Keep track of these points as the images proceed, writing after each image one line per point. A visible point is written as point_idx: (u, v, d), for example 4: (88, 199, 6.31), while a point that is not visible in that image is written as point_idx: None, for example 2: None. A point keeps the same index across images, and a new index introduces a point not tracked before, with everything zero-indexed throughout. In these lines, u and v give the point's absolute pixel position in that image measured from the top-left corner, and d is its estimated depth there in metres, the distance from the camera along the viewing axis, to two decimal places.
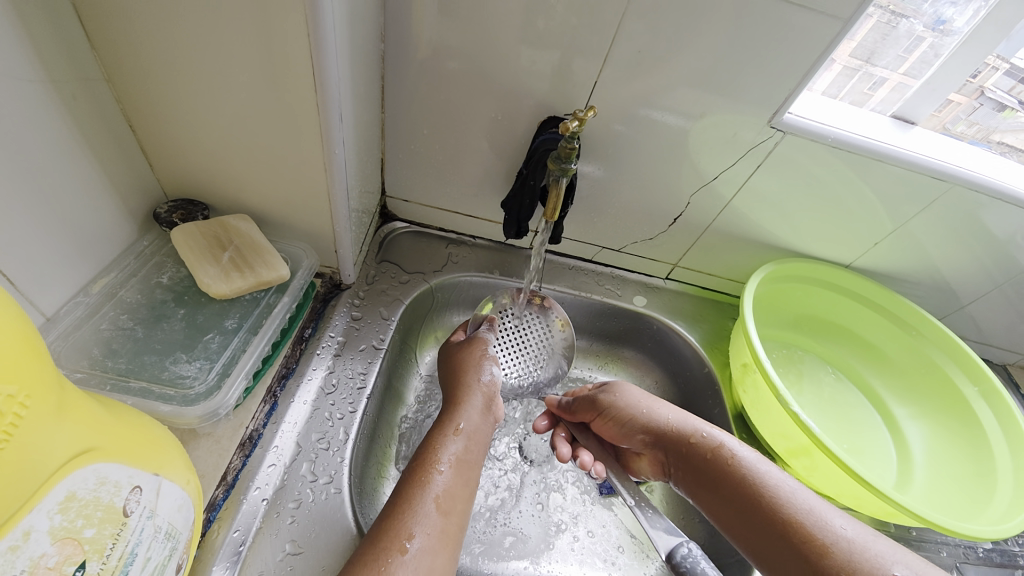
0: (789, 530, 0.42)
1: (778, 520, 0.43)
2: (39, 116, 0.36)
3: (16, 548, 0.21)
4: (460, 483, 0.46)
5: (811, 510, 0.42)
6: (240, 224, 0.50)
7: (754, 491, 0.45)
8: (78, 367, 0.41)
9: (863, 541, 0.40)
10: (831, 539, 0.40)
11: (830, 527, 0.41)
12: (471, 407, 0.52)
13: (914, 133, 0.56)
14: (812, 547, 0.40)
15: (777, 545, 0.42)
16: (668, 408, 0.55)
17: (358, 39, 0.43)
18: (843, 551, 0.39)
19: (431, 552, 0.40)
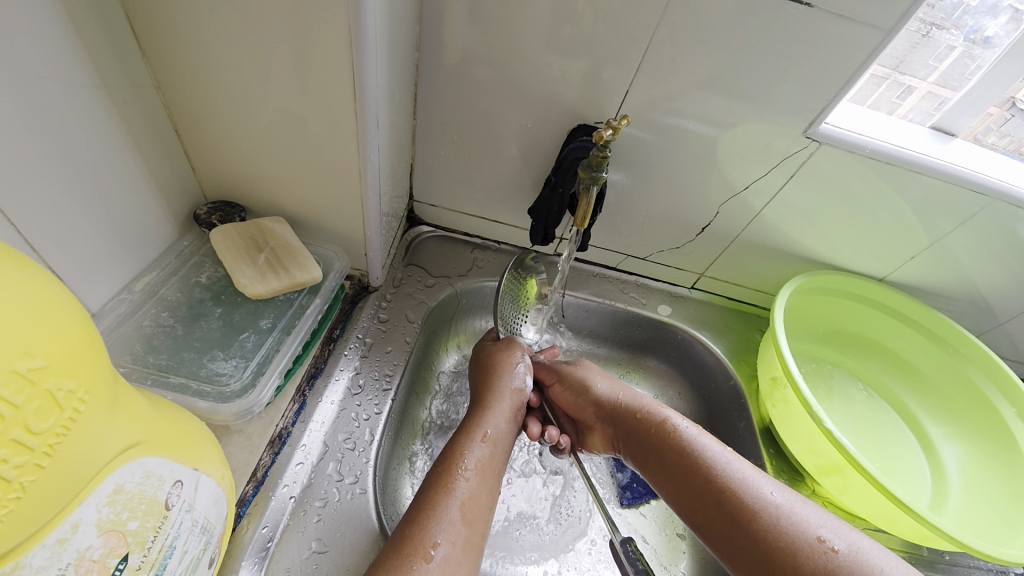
0: (724, 499, 0.42)
1: (714, 489, 0.43)
2: (92, 119, 0.37)
3: (64, 541, 0.22)
4: (483, 491, 0.46)
5: (746, 479, 0.43)
6: (275, 226, 0.51)
7: (694, 461, 0.45)
8: (122, 362, 0.42)
9: (790, 507, 0.41)
10: (761, 507, 0.41)
11: (761, 495, 0.42)
12: (498, 412, 0.52)
13: (954, 145, 0.54)
14: (744, 514, 0.41)
15: (710, 512, 0.43)
16: (618, 382, 0.56)
17: (396, 47, 0.44)
18: (771, 518, 0.40)
19: (455, 561, 0.40)
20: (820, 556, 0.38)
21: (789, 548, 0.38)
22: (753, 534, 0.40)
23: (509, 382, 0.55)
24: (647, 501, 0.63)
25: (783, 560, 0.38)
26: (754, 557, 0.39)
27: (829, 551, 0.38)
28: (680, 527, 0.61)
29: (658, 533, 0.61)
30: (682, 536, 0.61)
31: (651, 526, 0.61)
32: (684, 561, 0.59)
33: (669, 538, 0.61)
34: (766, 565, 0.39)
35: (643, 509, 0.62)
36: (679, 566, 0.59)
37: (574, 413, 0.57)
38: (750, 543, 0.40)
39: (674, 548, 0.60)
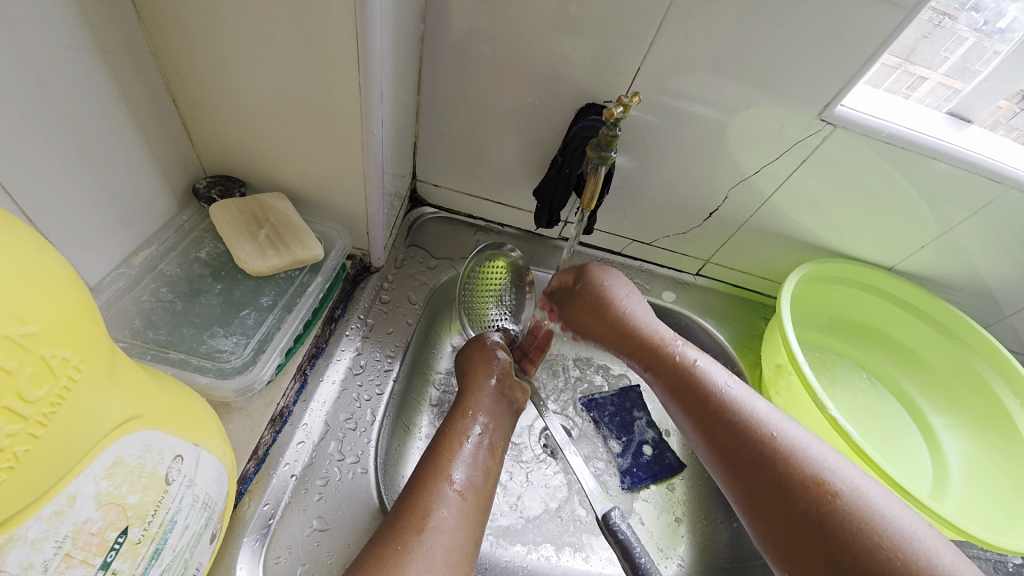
0: (735, 429, 0.46)
1: (726, 421, 0.47)
2: (87, 86, 0.36)
3: (60, 513, 0.21)
4: (480, 466, 0.46)
5: (762, 413, 0.46)
6: (276, 203, 0.50)
7: (709, 393, 0.49)
8: (121, 336, 0.42)
9: (797, 441, 0.44)
10: (766, 438, 0.44)
11: (769, 429, 0.45)
12: (485, 389, 0.53)
13: (970, 132, 0.52)
14: (751, 443, 0.45)
15: (720, 439, 0.46)
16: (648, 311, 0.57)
17: (401, 19, 0.42)
18: (776, 449, 0.43)
19: (449, 531, 0.40)
20: (820, 485, 0.41)
21: (789, 476, 0.42)
22: (759, 462, 0.44)
23: (491, 359, 0.55)
24: (647, 485, 0.63)
25: (783, 486, 0.42)
26: (757, 476, 0.43)
27: (829, 483, 0.41)
28: (679, 511, 0.62)
29: (656, 518, 0.61)
30: (680, 521, 0.61)
31: (652, 510, 0.62)
32: (683, 545, 0.60)
33: (668, 523, 0.61)
34: (767, 489, 0.42)
35: (642, 493, 0.62)
36: (678, 550, 0.59)
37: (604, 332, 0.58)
38: (755, 469, 0.44)
39: (673, 533, 0.60)
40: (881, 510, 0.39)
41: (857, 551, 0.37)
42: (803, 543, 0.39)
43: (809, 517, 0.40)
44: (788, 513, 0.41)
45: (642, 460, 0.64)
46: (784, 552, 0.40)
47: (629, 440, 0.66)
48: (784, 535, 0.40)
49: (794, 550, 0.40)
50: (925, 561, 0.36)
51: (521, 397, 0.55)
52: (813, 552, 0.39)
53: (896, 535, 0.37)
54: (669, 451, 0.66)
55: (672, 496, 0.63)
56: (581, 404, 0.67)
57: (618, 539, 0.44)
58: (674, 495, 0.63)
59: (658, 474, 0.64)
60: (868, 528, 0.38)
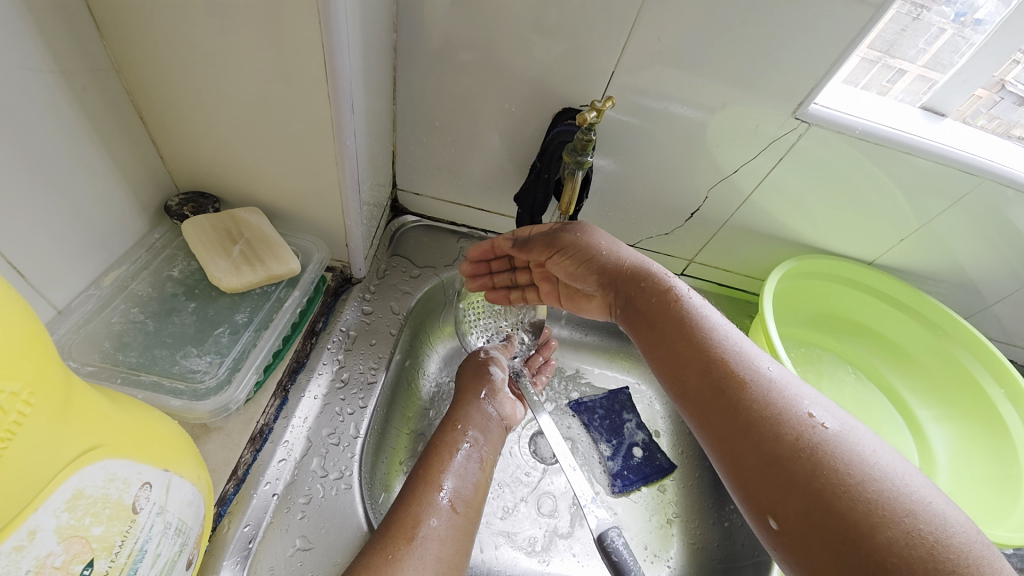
0: (712, 365, 0.40)
1: (704, 358, 0.40)
2: (48, 105, 0.35)
3: (20, 549, 0.21)
4: (470, 477, 0.45)
5: (748, 353, 0.40)
6: (251, 218, 0.50)
7: (689, 330, 0.42)
8: (90, 360, 0.41)
9: (785, 382, 0.38)
10: (752, 376, 0.38)
11: (756, 368, 0.39)
12: (476, 403, 0.53)
13: (945, 126, 0.53)
14: (730, 382, 0.38)
15: (695, 377, 0.40)
16: (629, 249, 0.50)
17: (370, 29, 0.42)
18: (760, 387, 0.38)
19: (439, 540, 0.39)
20: (806, 430, 0.35)
21: (771, 418, 0.36)
22: (735, 401, 0.37)
23: (484, 376, 0.55)
24: (638, 488, 0.63)
25: (763, 427, 0.36)
26: (729, 423, 0.37)
27: (818, 426, 0.35)
28: (670, 513, 0.62)
29: (647, 522, 0.60)
30: (672, 522, 0.61)
31: (642, 512, 0.61)
32: (675, 546, 0.59)
33: (660, 525, 0.60)
34: (744, 431, 0.36)
35: (634, 496, 0.62)
36: (669, 553, 0.59)
37: (569, 283, 0.52)
38: (730, 409, 0.37)
39: (665, 535, 0.60)
40: (873, 458, 0.33)
41: (844, 502, 0.31)
42: (782, 489, 0.33)
43: (789, 461, 0.34)
44: (767, 458, 0.35)
45: (632, 463, 0.64)
46: (762, 502, 0.34)
47: (619, 442, 0.66)
48: (758, 483, 0.35)
49: (769, 497, 0.34)
50: (922, 516, 0.30)
51: (513, 413, 0.55)
52: (795, 501, 0.33)
53: (891, 488, 0.32)
54: (659, 452, 0.66)
55: (663, 497, 0.63)
56: (570, 407, 0.67)
57: (614, 560, 0.43)
58: (665, 496, 0.63)
59: (649, 476, 0.63)
60: (857, 477, 0.32)
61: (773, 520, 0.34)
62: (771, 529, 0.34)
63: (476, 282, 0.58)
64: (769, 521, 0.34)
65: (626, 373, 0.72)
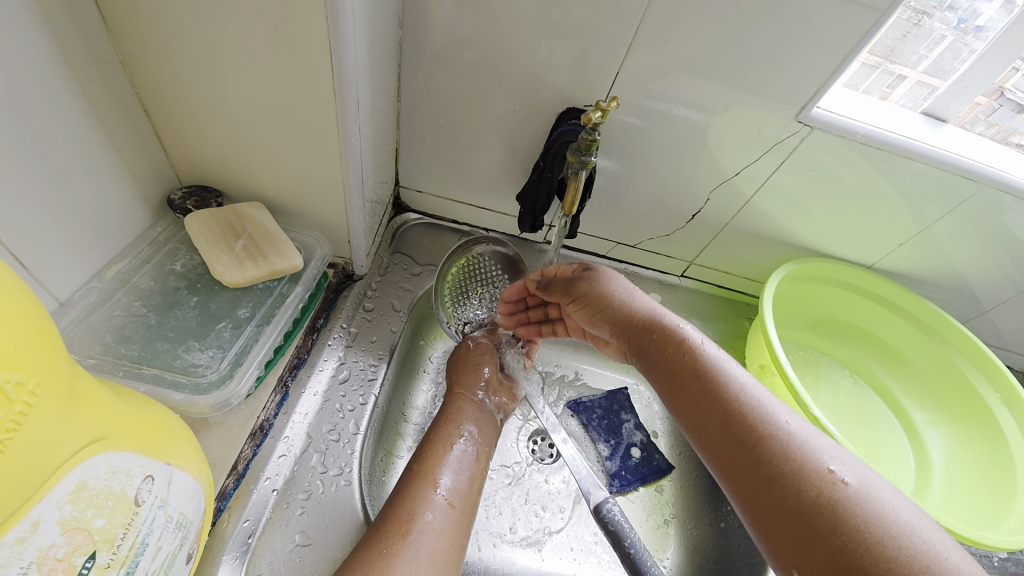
0: (731, 418, 0.40)
1: (722, 411, 0.41)
2: (54, 96, 0.35)
3: (24, 540, 0.21)
4: (465, 471, 0.46)
5: (766, 406, 0.40)
6: (254, 213, 0.50)
7: (706, 380, 0.43)
8: (92, 353, 0.41)
9: (804, 435, 0.38)
10: (771, 430, 0.38)
11: (774, 421, 0.39)
12: (470, 399, 0.53)
13: (945, 131, 0.53)
14: (749, 435, 0.39)
15: (715, 429, 0.40)
16: (643, 296, 0.51)
17: (376, 26, 0.42)
18: (780, 443, 0.38)
19: (434, 534, 0.39)
20: (826, 486, 0.35)
21: (791, 473, 0.36)
22: (755, 455, 0.38)
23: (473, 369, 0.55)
24: (636, 488, 0.63)
25: (785, 485, 0.36)
26: (750, 476, 0.37)
27: (838, 482, 0.35)
28: (667, 513, 0.62)
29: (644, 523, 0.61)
30: (669, 522, 0.61)
31: (639, 512, 0.61)
32: (671, 547, 0.59)
33: (657, 525, 0.61)
34: (765, 485, 0.36)
35: (631, 496, 0.62)
36: (665, 553, 0.59)
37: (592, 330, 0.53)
38: (751, 463, 0.38)
39: (662, 535, 0.60)
40: (893, 514, 0.33)
41: (867, 562, 0.31)
42: (804, 545, 0.33)
43: (810, 518, 0.34)
44: (790, 518, 0.35)
45: (630, 463, 0.65)
46: (783, 558, 0.34)
47: (617, 442, 0.66)
48: (780, 538, 0.35)
49: (791, 553, 0.34)
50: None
51: (505, 403, 0.56)
52: (817, 559, 0.32)
53: (912, 546, 0.31)
54: (657, 452, 0.66)
55: (661, 498, 0.63)
56: (569, 406, 0.68)
57: (612, 529, 0.44)
58: (662, 497, 0.63)
59: (646, 476, 0.64)
60: (878, 533, 0.32)
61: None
62: None
63: (513, 317, 0.58)
64: None
65: (624, 373, 0.71)
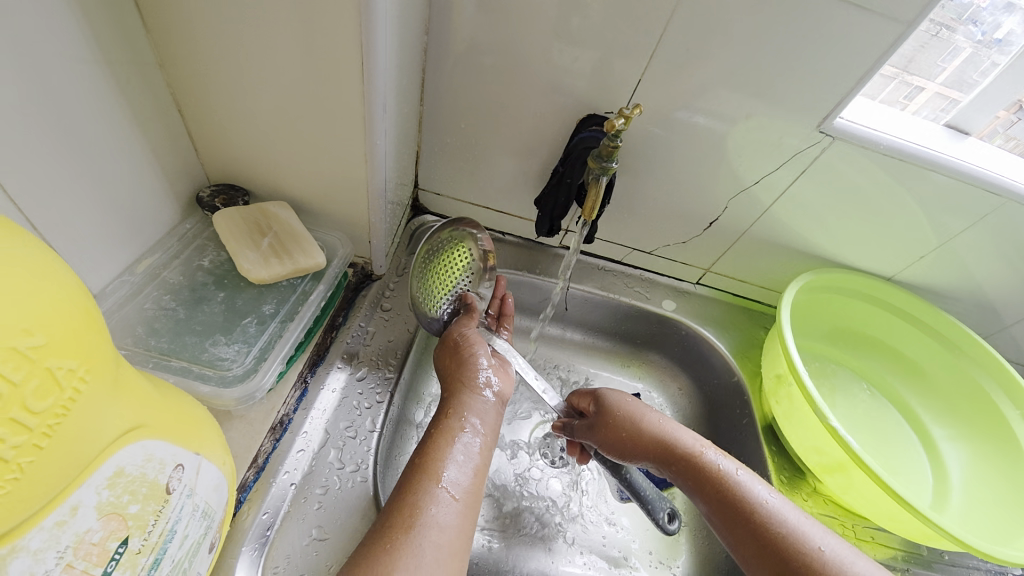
0: (776, 553, 0.38)
1: (765, 546, 0.39)
2: (95, 94, 0.37)
3: (63, 524, 0.22)
4: (468, 464, 0.44)
5: (803, 531, 0.39)
6: (279, 212, 0.51)
7: (738, 512, 0.41)
8: (122, 344, 0.42)
9: (844, 557, 0.37)
10: (808, 559, 0.37)
11: (816, 549, 0.38)
12: (471, 391, 0.50)
13: (968, 144, 0.53)
14: (800, 571, 0.37)
15: (766, 568, 0.38)
16: (655, 416, 0.49)
17: (404, 32, 0.43)
18: (820, 574, 0.36)
19: (438, 527, 0.39)
20: None
21: None
22: None
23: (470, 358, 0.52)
24: None
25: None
26: None
27: None
28: (679, 521, 0.61)
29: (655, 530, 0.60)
30: (680, 530, 0.61)
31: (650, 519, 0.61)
32: (683, 555, 0.59)
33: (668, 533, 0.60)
34: None
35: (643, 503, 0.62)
36: (676, 561, 0.59)
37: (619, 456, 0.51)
38: None
39: (673, 543, 0.60)
40: None
41: None
42: None
43: None
44: None
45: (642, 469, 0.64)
46: None
47: None
48: None
49: None
50: None
51: (505, 387, 0.52)
52: None
53: None
54: None
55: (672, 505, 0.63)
56: None
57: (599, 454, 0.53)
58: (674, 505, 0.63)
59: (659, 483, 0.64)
60: None
61: None
62: None
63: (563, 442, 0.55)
64: None
65: (637, 380, 0.74)
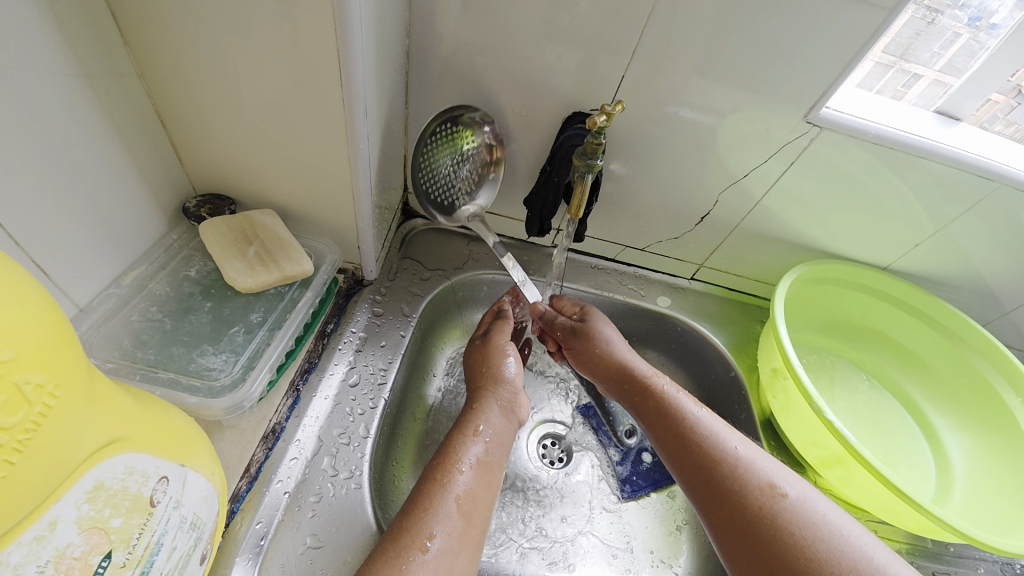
0: (691, 446, 0.46)
1: (687, 442, 0.46)
2: (74, 108, 0.37)
3: (42, 538, 0.21)
4: (484, 485, 0.44)
5: (721, 435, 0.46)
6: (266, 219, 0.51)
7: (670, 416, 0.49)
8: (110, 357, 0.42)
9: (751, 458, 0.44)
10: (724, 457, 0.44)
11: (725, 446, 0.45)
12: (489, 410, 0.51)
13: (958, 130, 0.52)
14: (707, 460, 0.45)
15: (681, 457, 0.46)
16: (618, 340, 0.57)
17: (384, 36, 0.43)
18: (731, 468, 0.43)
19: (450, 553, 0.38)
20: (769, 501, 0.41)
21: (741, 491, 0.42)
22: (712, 477, 0.43)
23: (500, 369, 0.54)
24: (648, 493, 0.62)
25: (735, 506, 0.41)
26: (713, 499, 0.43)
27: (780, 496, 0.41)
28: (680, 519, 0.61)
29: (656, 530, 0.60)
30: (681, 528, 0.60)
31: (650, 517, 0.61)
32: (684, 554, 0.58)
33: (669, 531, 0.60)
34: (721, 504, 0.42)
35: (643, 501, 0.62)
36: (678, 560, 0.58)
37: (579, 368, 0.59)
38: (710, 485, 0.43)
39: (674, 541, 0.59)
40: (824, 520, 0.39)
41: (803, 563, 0.37)
42: (754, 554, 0.39)
43: (756, 527, 0.40)
44: (743, 529, 0.40)
45: (642, 468, 0.64)
46: (740, 565, 0.39)
47: (628, 447, 0.65)
48: (736, 547, 0.40)
49: (745, 562, 0.39)
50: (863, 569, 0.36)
51: (522, 412, 0.53)
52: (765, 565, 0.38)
53: (838, 545, 0.38)
54: None
55: (673, 503, 0.62)
56: (579, 410, 0.68)
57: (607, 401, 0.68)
58: (675, 502, 0.62)
59: (659, 481, 0.63)
60: (811, 537, 0.38)
61: None
62: None
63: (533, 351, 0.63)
64: None
65: None
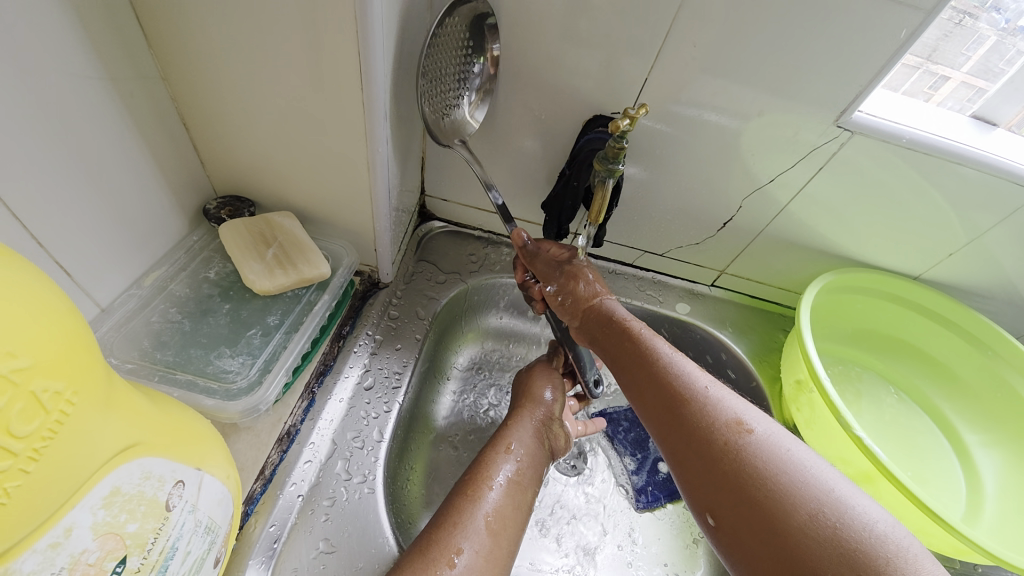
0: (659, 384, 0.44)
1: (658, 382, 0.44)
2: (99, 111, 0.37)
3: (57, 545, 0.21)
4: (513, 503, 0.44)
5: (690, 373, 0.44)
6: (284, 222, 0.51)
7: (641, 356, 0.46)
8: (129, 358, 0.42)
9: (718, 395, 0.42)
10: (691, 395, 0.42)
11: (692, 384, 0.43)
12: (522, 429, 0.51)
13: (996, 135, 0.50)
14: (674, 398, 0.43)
15: (648, 396, 0.44)
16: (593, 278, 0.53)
17: (404, 40, 0.43)
18: (699, 405, 0.41)
19: (476, 570, 0.38)
20: (734, 435, 0.39)
21: (706, 427, 0.40)
22: (679, 415, 0.42)
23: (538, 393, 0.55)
24: (664, 504, 0.61)
25: (699, 441, 0.40)
26: (679, 436, 0.41)
27: (745, 431, 0.39)
28: (697, 532, 0.59)
29: (672, 543, 0.58)
30: (698, 542, 0.59)
31: (666, 530, 0.59)
32: (701, 568, 0.57)
33: (686, 544, 0.58)
34: (687, 439, 0.40)
35: (659, 513, 0.60)
36: (695, 574, 0.56)
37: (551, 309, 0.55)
38: (676, 423, 0.42)
39: (691, 555, 0.58)
40: (790, 456, 0.38)
41: (763, 494, 0.36)
42: (716, 485, 0.38)
43: (718, 461, 0.38)
44: (705, 464, 0.39)
45: (658, 478, 0.63)
46: (702, 502, 0.39)
47: (643, 457, 0.65)
48: (698, 481, 0.39)
49: (707, 498, 0.38)
50: (828, 503, 0.35)
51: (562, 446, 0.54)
52: (727, 499, 0.37)
53: (804, 480, 0.36)
54: None
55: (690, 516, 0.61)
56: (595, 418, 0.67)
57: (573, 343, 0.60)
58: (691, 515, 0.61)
59: (675, 493, 0.62)
60: (776, 471, 0.37)
61: (711, 517, 0.38)
62: (710, 525, 0.38)
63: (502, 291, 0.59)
64: (708, 518, 0.38)
65: None
